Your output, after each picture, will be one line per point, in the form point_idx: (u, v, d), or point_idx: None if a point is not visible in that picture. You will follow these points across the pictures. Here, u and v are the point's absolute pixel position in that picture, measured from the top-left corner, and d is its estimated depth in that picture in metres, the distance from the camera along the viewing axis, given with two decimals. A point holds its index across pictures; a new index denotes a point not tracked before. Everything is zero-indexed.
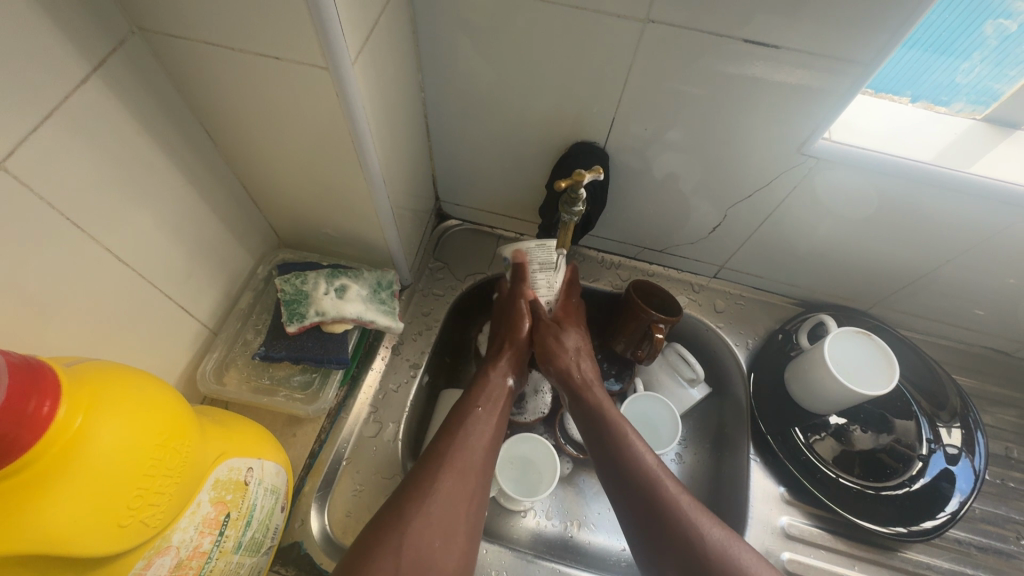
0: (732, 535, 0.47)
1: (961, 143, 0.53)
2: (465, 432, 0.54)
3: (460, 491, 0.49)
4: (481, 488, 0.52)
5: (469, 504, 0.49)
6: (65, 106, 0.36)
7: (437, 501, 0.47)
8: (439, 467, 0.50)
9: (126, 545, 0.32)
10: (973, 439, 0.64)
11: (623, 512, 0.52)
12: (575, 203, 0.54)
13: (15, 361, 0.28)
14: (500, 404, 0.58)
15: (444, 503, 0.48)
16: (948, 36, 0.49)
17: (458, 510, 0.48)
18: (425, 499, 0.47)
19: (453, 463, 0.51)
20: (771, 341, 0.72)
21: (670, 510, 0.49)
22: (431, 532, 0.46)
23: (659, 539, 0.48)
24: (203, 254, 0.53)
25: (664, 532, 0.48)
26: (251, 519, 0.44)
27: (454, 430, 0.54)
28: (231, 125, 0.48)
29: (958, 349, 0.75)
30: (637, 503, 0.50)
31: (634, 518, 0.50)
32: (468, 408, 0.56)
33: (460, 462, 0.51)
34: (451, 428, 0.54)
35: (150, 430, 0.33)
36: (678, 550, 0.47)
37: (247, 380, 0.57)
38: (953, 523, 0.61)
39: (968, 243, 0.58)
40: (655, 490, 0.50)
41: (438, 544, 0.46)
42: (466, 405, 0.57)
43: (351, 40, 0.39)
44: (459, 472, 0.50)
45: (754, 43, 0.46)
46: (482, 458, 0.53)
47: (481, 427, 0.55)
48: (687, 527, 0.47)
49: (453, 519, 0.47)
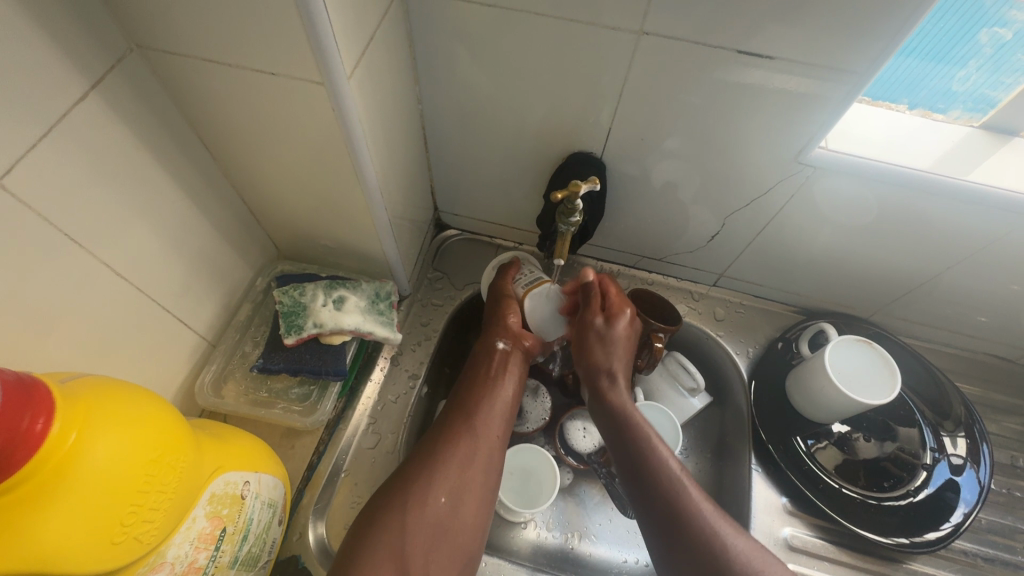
0: (761, 547, 0.47)
1: (959, 151, 0.53)
2: (475, 402, 0.56)
3: (471, 456, 0.51)
4: (497, 455, 0.53)
5: (483, 468, 0.51)
6: (63, 123, 0.36)
7: (445, 465, 0.50)
8: (447, 435, 0.52)
9: (120, 562, 0.32)
10: (978, 449, 0.63)
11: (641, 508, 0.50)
12: (571, 213, 0.54)
13: (9, 378, 0.28)
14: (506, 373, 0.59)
15: (452, 467, 0.50)
16: (943, 44, 0.49)
17: (468, 474, 0.50)
18: (433, 464, 0.50)
19: (463, 431, 0.53)
20: (770, 349, 0.72)
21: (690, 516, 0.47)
22: (439, 491, 0.48)
23: (674, 539, 0.47)
24: (201, 267, 0.54)
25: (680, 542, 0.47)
26: (247, 533, 0.44)
27: (469, 407, 0.55)
28: (230, 139, 0.48)
29: (961, 356, 0.74)
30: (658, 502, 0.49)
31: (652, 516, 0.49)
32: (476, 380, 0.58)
33: (472, 428, 0.53)
34: (462, 403, 0.56)
35: (145, 444, 0.33)
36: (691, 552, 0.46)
37: (245, 393, 0.57)
38: (957, 534, 0.60)
39: (968, 251, 0.58)
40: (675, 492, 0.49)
41: (447, 503, 0.48)
42: (477, 377, 0.58)
43: (346, 55, 0.39)
44: (472, 438, 0.52)
45: (748, 54, 0.46)
46: (494, 425, 0.55)
47: (494, 396, 0.57)
48: (706, 531, 0.46)
49: (463, 482, 0.50)
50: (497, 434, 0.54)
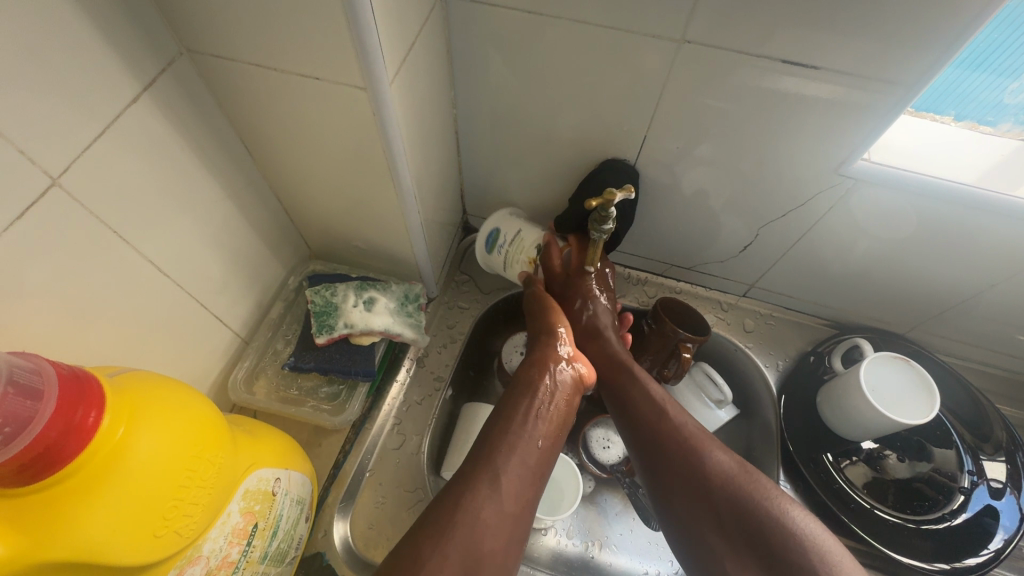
0: (745, 464, 0.46)
1: (1008, 164, 0.52)
2: (494, 450, 0.46)
3: (494, 520, 0.41)
4: (523, 513, 0.44)
5: (507, 532, 0.42)
6: (116, 124, 0.37)
7: (463, 529, 0.40)
8: (465, 491, 0.43)
9: (162, 554, 0.32)
10: (1021, 475, 0.61)
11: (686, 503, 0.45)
12: (604, 221, 0.53)
13: (63, 372, 0.29)
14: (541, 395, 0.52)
15: (471, 532, 0.40)
16: (996, 54, 0.47)
17: (487, 543, 0.40)
18: (447, 530, 0.39)
19: (483, 482, 0.43)
20: (801, 363, 0.71)
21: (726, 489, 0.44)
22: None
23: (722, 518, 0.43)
24: (238, 266, 0.55)
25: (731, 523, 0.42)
26: (277, 529, 0.44)
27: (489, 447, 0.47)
28: (270, 141, 0.49)
29: (1001, 377, 0.71)
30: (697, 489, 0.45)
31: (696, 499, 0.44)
32: (499, 419, 0.49)
33: (496, 484, 0.44)
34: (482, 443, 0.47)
35: (186, 439, 0.34)
36: (733, 517, 0.42)
37: (276, 390, 0.58)
38: (997, 561, 0.57)
39: (1015, 268, 0.56)
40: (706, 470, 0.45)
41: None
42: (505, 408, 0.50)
43: (388, 61, 0.40)
44: (492, 495, 0.43)
45: (792, 65, 0.45)
46: (517, 482, 0.45)
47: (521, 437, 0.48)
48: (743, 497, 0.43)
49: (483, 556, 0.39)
50: (527, 495, 0.45)
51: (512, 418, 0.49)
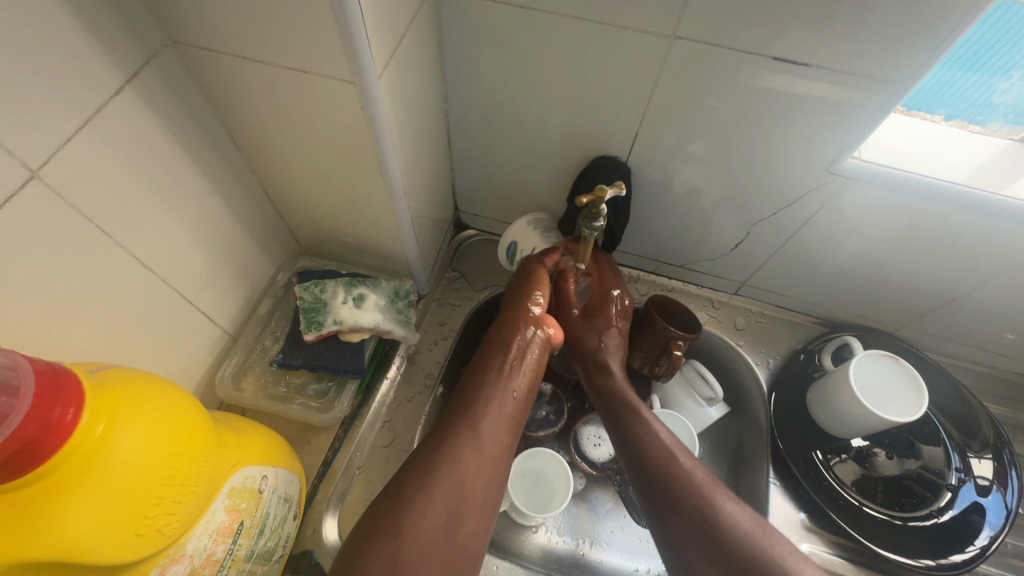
0: (760, 520, 0.46)
1: (997, 164, 0.52)
2: (478, 405, 0.49)
3: (474, 470, 0.45)
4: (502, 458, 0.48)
5: (487, 479, 0.46)
6: (98, 116, 0.36)
7: (446, 480, 0.44)
8: (450, 442, 0.46)
9: (144, 552, 0.32)
10: (1007, 474, 0.61)
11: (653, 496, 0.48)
12: (595, 218, 0.53)
13: (41, 368, 0.28)
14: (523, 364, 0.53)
15: (453, 483, 0.44)
16: (986, 54, 0.47)
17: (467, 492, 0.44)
18: (431, 478, 0.44)
19: (467, 437, 0.47)
20: (792, 361, 0.71)
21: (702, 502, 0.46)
22: (433, 521, 0.42)
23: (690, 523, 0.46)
24: (225, 261, 0.54)
25: (691, 521, 0.46)
26: (264, 527, 0.44)
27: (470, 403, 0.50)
28: (257, 135, 0.49)
29: (989, 375, 0.72)
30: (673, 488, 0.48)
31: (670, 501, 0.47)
32: (483, 377, 0.52)
33: (477, 434, 0.47)
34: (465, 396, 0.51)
35: (169, 436, 0.33)
36: (706, 529, 0.45)
37: (264, 387, 0.57)
38: (982, 558, 0.58)
39: (1002, 267, 0.56)
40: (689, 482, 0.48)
41: (444, 528, 0.42)
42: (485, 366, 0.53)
43: (377, 54, 0.39)
44: (475, 448, 0.47)
45: (783, 62, 0.45)
46: (497, 433, 0.49)
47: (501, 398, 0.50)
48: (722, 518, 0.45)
49: (463, 502, 0.44)
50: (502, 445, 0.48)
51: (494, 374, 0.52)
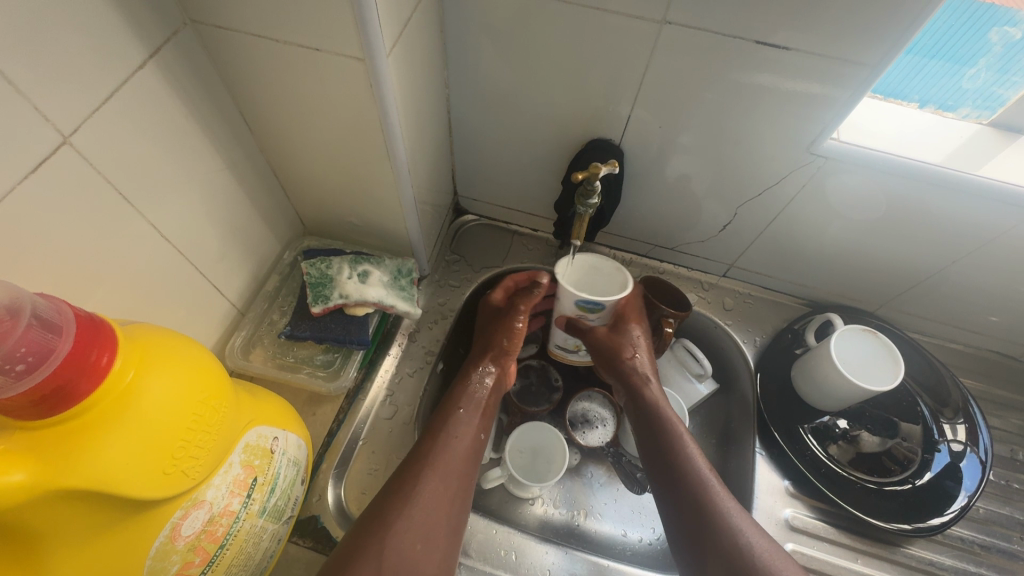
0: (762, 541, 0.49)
1: (968, 146, 0.55)
2: (447, 435, 0.55)
3: (444, 494, 0.51)
4: (464, 487, 0.53)
5: (449, 504, 0.51)
6: (122, 89, 0.39)
7: (420, 503, 0.49)
8: (422, 469, 0.51)
9: (169, 492, 0.34)
10: (977, 432, 0.65)
11: (668, 513, 0.53)
12: (590, 195, 0.56)
13: (81, 315, 0.31)
14: (483, 406, 0.59)
15: (426, 507, 0.49)
16: (954, 42, 0.50)
17: (439, 514, 0.49)
18: (406, 504, 0.49)
19: (437, 465, 0.52)
20: (778, 338, 0.74)
21: (708, 514, 0.50)
22: (410, 542, 0.47)
23: (698, 534, 0.50)
24: (236, 237, 0.56)
25: (709, 542, 0.49)
26: (275, 486, 0.46)
27: (438, 432, 0.55)
28: (267, 114, 0.51)
29: (965, 352, 0.75)
30: (681, 504, 0.52)
31: (680, 514, 0.52)
32: (451, 410, 0.57)
33: (442, 463, 0.52)
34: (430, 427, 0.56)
35: (193, 387, 0.35)
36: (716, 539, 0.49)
37: (272, 358, 0.60)
38: (960, 519, 0.61)
39: (973, 246, 0.59)
40: (692, 499, 0.52)
41: (420, 548, 0.47)
42: (450, 402, 0.58)
43: (386, 34, 0.42)
44: (443, 475, 0.52)
45: (766, 45, 0.47)
46: (464, 461, 0.54)
47: (464, 433, 0.56)
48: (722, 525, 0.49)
49: (433, 520, 0.49)
50: (461, 469, 0.53)
51: (458, 409, 0.57)
